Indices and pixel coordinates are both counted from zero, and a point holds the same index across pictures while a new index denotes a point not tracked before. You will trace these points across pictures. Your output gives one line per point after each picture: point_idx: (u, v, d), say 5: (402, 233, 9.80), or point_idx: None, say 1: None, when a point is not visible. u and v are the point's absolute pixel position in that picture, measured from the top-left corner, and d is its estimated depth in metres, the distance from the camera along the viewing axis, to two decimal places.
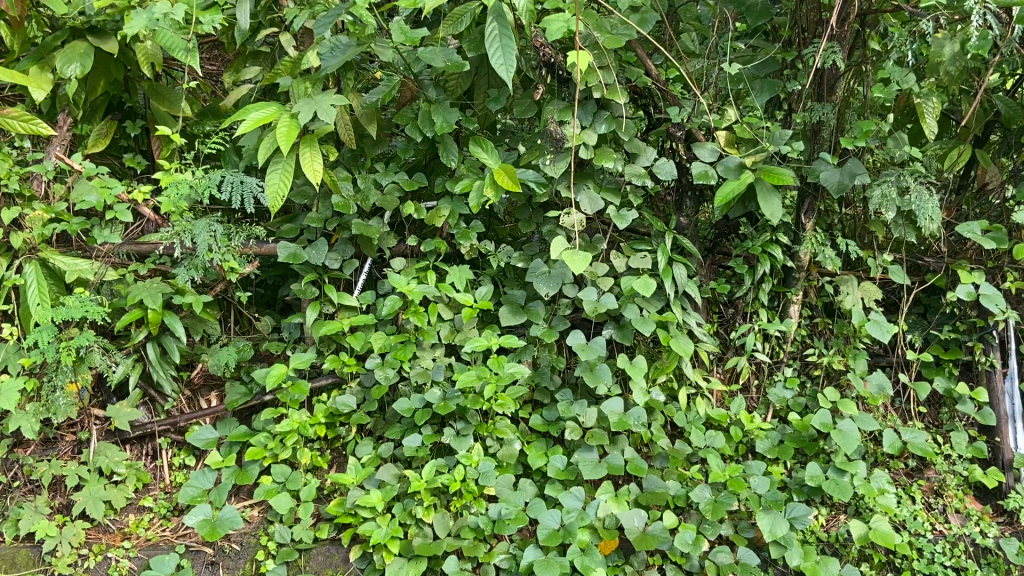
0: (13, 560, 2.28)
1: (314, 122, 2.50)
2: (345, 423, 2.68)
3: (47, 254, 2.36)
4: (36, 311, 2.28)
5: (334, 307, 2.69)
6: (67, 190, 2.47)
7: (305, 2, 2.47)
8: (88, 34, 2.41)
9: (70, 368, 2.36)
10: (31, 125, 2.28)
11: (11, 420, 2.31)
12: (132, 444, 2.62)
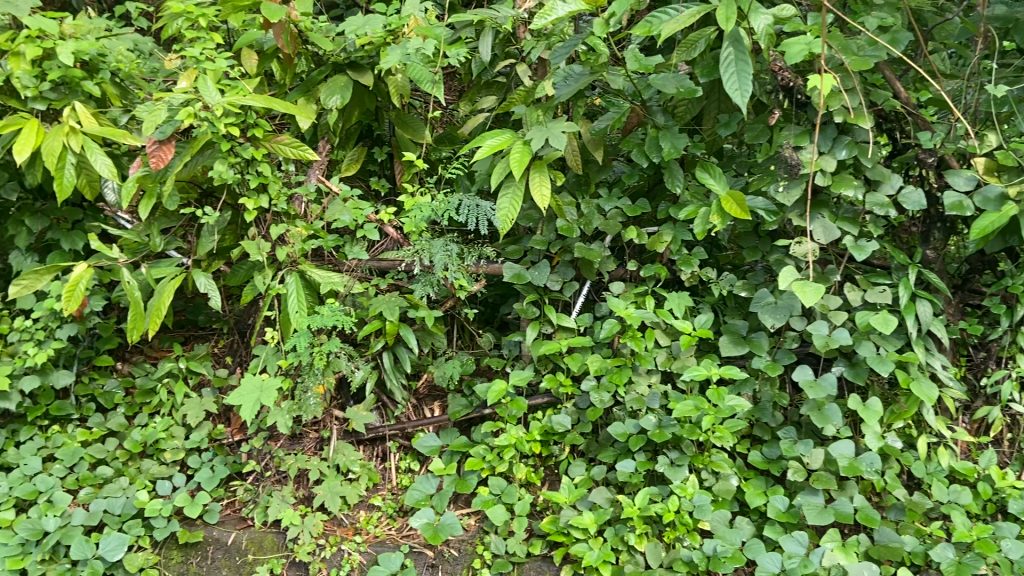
0: (262, 544, 2.48)
1: (545, 148, 2.58)
2: (558, 442, 2.72)
3: (306, 267, 2.60)
4: (294, 319, 2.52)
5: (552, 328, 2.73)
6: (323, 210, 2.71)
7: (542, 33, 2.57)
8: (348, 69, 2.65)
9: (320, 371, 2.59)
10: (299, 150, 2.54)
11: (270, 415, 2.56)
12: (365, 445, 2.82)
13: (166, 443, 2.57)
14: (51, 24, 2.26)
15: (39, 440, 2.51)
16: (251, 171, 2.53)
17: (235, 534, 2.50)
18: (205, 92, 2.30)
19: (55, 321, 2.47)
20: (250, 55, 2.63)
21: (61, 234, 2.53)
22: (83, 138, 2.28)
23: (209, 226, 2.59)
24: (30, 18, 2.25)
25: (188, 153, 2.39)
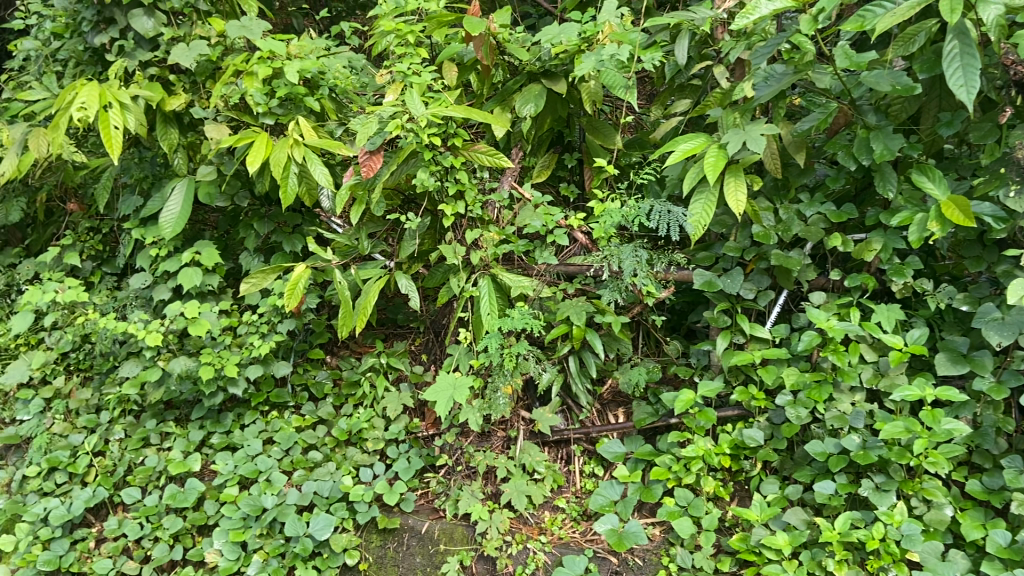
0: (452, 535, 2.57)
1: (741, 152, 2.48)
2: (749, 457, 2.61)
3: (498, 271, 2.64)
4: (486, 320, 2.57)
5: (745, 338, 2.63)
6: (514, 215, 2.77)
7: (742, 34, 2.48)
8: (542, 77, 2.68)
9: (510, 372, 2.65)
10: (494, 158, 2.57)
11: (462, 413, 2.66)
12: (550, 447, 2.86)
13: (369, 433, 2.74)
14: (280, 45, 2.45)
15: (259, 424, 2.74)
16: (450, 179, 2.62)
17: (429, 523, 2.62)
18: (411, 105, 2.39)
19: (277, 317, 2.68)
20: (451, 67, 2.71)
21: (283, 236, 2.75)
22: (305, 150, 2.43)
23: (411, 231, 2.72)
24: (264, 41, 2.46)
25: (393, 163, 2.51)
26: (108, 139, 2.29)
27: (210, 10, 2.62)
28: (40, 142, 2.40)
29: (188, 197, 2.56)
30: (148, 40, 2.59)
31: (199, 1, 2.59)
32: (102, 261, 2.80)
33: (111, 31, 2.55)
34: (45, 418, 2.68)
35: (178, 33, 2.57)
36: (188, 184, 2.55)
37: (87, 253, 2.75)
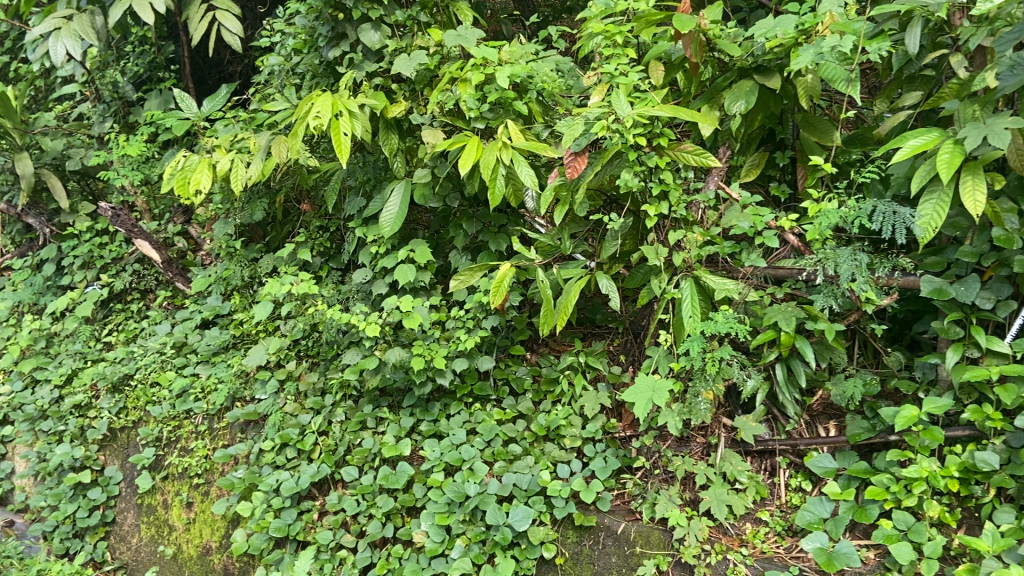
0: (648, 538, 2.54)
1: (980, 148, 2.20)
2: (982, 482, 2.35)
3: (701, 273, 2.57)
4: (688, 323, 2.50)
5: (979, 352, 2.39)
6: (719, 216, 2.69)
7: (985, 18, 2.23)
8: (754, 73, 2.56)
9: (712, 377, 2.58)
10: (702, 157, 2.47)
11: (661, 415, 2.62)
12: (753, 457, 2.74)
13: (567, 430, 2.76)
14: (492, 53, 2.53)
15: (464, 415, 2.85)
16: (654, 179, 2.56)
17: (625, 525, 2.60)
18: (618, 106, 2.39)
19: (483, 313, 2.79)
20: (657, 66, 2.67)
21: (489, 236, 2.84)
22: (513, 151, 2.49)
23: (614, 231, 2.68)
24: (477, 48, 2.55)
25: (599, 164, 2.51)
26: (338, 145, 2.47)
27: (429, 21, 2.75)
28: (280, 148, 2.61)
29: (405, 198, 2.71)
30: (374, 52, 2.78)
31: (420, 13, 2.73)
32: (329, 257, 3.04)
33: (343, 45, 2.77)
34: (279, 398, 2.89)
35: (400, 45, 2.72)
36: (405, 186, 2.69)
37: (317, 250, 3.01)
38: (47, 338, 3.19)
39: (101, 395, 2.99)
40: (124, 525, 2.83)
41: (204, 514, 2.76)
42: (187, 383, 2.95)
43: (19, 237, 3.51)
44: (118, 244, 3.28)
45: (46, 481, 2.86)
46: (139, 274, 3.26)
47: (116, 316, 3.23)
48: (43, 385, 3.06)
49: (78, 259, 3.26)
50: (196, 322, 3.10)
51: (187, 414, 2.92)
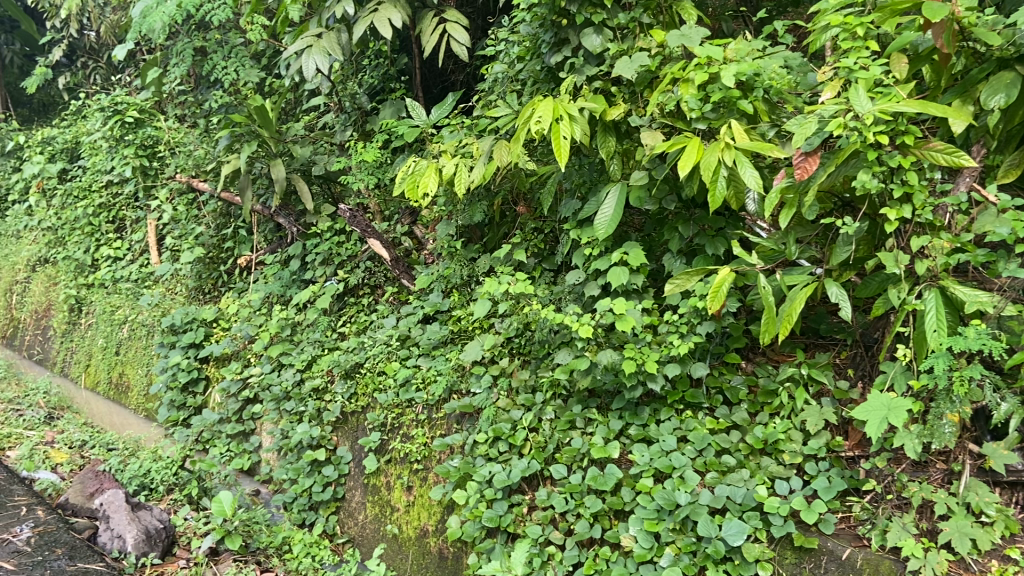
0: (878, 568, 2.33)
1: None
2: None
3: (948, 283, 2.31)
4: (931, 339, 2.25)
5: None
6: (971, 221, 2.44)
7: None
8: (1017, 64, 2.27)
9: (959, 399, 2.34)
10: (954, 156, 2.21)
11: (897, 437, 2.42)
12: (1004, 488, 2.44)
13: (786, 445, 2.61)
14: (718, 51, 2.46)
15: (675, 421, 2.76)
16: (896, 180, 2.35)
17: (850, 550, 2.40)
18: (857, 102, 2.22)
19: (697, 318, 2.70)
20: (901, 59, 2.47)
21: (707, 240, 2.77)
22: (737, 152, 2.37)
23: (847, 236, 2.51)
24: (703, 48, 2.48)
25: (832, 164, 2.33)
26: (558, 148, 2.52)
27: (652, 22, 2.72)
28: (502, 153, 2.73)
29: (620, 200, 2.69)
30: (595, 56, 2.81)
31: (643, 14, 2.71)
32: (542, 258, 3.09)
33: (565, 50, 2.81)
34: (492, 393, 2.98)
35: (621, 48, 2.72)
36: (621, 188, 2.67)
37: (532, 251, 3.08)
38: (291, 326, 3.45)
39: (335, 380, 3.23)
40: (352, 501, 3.07)
41: (422, 498, 2.93)
42: (410, 374, 3.12)
43: (270, 235, 3.87)
44: (354, 242, 3.51)
45: (288, 456, 3.15)
46: (370, 270, 3.48)
47: (349, 309, 3.46)
48: (287, 367, 3.33)
49: (319, 255, 3.56)
50: (418, 317, 3.25)
51: (409, 403, 3.09)
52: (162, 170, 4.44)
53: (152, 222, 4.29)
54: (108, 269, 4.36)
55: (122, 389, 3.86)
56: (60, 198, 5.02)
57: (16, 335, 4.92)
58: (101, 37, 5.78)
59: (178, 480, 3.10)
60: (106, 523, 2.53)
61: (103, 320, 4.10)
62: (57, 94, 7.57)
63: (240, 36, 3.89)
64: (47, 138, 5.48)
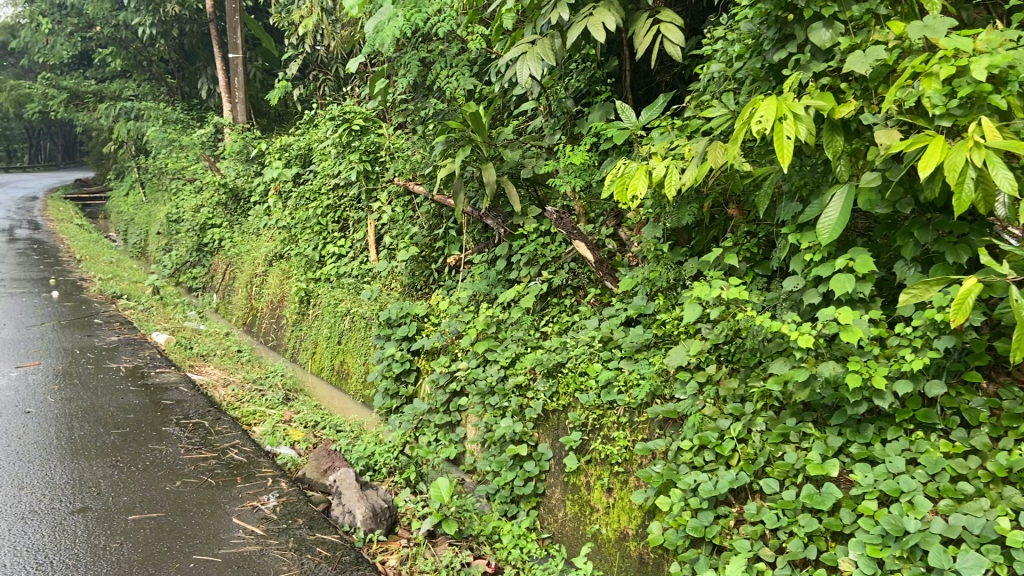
0: None
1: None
2: None
3: None
4: None
5: None
6: None
7: None
8: None
9: None
10: None
11: None
12: None
13: None
14: (968, 42, 2.22)
15: (903, 442, 2.44)
16: None
17: None
18: None
19: (934, 331, 2.44)
20: None
21: (947, 247, 2.51)
22: (987, 152, 2.10)
23: None
24: (950, 39, 2.26)
25: None
26: (781, 150, 2.38)
27: (890, 13, 2.53)
28: (718, 155, 2.63)
29: (847, 204, 2.52)
30: (823, 51, 2.66)
31: (880, 5, 2.54)
32: (754, 263, 2.97)
33: (791, 46, 2.70)
34: (698, 399, 2.85)
35: (853, 42, 2.55)
36: (849, 191, 2.51)
37: (744, 255, 2.97)
38: (496, 323, 3.56)
39: (538, 378, 3.26)
40: (552, 498, 3.10)
41: (623, 500, 2.89)
42: (612, 376, 3.07)
43: (478, 236, 4.02)
44: (559, 243, 3.55)
45: (491, 449, 3.27)
46: (574, 271, 3.51)
47: (551, 309, 3.51)
48: (492, 363, 3.42)
49: (525, 256, 3.65)
50: (621, 320, 3.22)
51: (610, 405, 3.04)
52: (383, 174, 4.71)
53: (372, 222, 4.61)
54: (332, 265, 4.76)
55: (343, 375, 4.18)
56: (294, 200, 5.57)
57: (254, 322, 5.43)
58: (332, 53, 6.33)
59: (398, 464, 3.29)
60: (339, 499, 2.77)
61: (328, 312, 4.47)
62: (295, 107, 8.41)
63: (459, 46, 4.05)
64: (285, 145, 6.09)
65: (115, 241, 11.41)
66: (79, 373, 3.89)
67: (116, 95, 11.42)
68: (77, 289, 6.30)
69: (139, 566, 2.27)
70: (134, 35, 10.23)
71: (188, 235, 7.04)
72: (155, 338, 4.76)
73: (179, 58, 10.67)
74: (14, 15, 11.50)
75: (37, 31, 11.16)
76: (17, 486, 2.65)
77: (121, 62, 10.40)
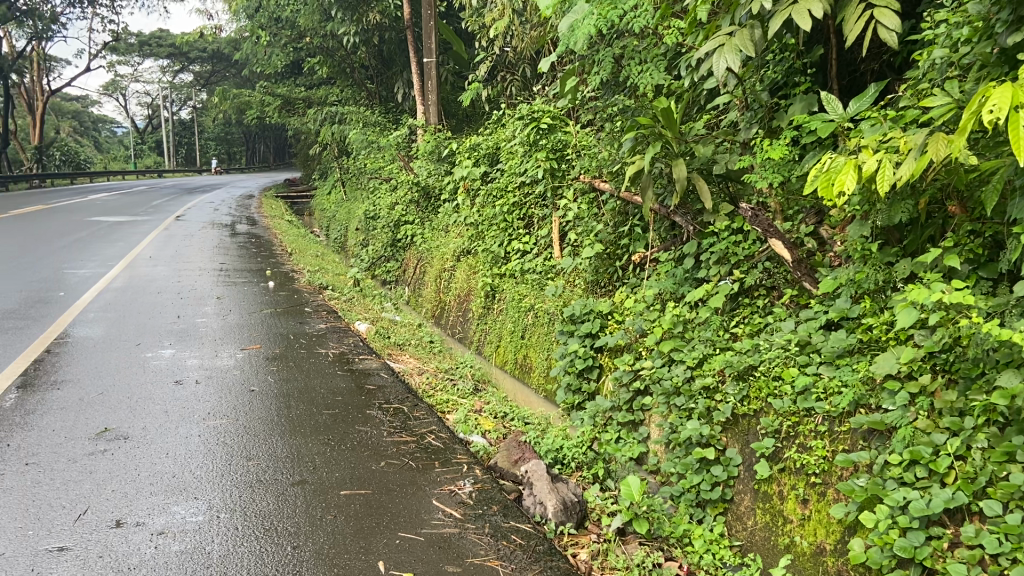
0: None
1: None
2: None
3: None
4: None
5: None
6: None
7: None
8: None
9: None
10: None
11: None
12: None
13: None
14: None
15: None
16: None
17: None
18: None
19: None
20: None
21: None
22: None
23: None
24: None
25: None
26: (1014, 141, 1.98)
27: None
28: (940, 147, 2.34)
29: None
30: None
31: None
32: (978, 265, 2.69)
33: None
34: (909, 412, 2.45)
35: None
36: None
37: (966, 256, 2.68)
38: (683, 323, 3.50)
39: (727, 381, 3.09)
40: (741, 505, 2.81)
41: (820, 513, 2.52)
42: (810, 382, 2.80)
43: (664, 233, 3.99)
44: (752, 242, 3.47)
45: (677, 451, 3.09)
46: (768, 271, 3.40)
47: (742, 310, 3.41)
48: (678, 363, 3.33)
49: (715, 255, 3.58)
50: (820, 323, 3.02)
51: (808, 413, 2.75)
52: (568, 171, 4.88)
53: (556, 218, 4.73)
54: (518, 261, 4.91)
55: (526, 368, 4.27)
56: (482, 198, 5.85)
57: (441, 314, 5.67)
58: (520, 53, 6.51)
59: (586, 459, 3.38)
60: (530, 489, 2.86)
61: (512, 306, 4.58)
62: (487, 109, 8.77)
63: (653, 42, 4.03)
64: (475, 145, 6.37)
65: (319, 234, 12.44)
66: (293, 356, 4.25)
67: (324, 99, 12.63)
68: (290, 279, 6.93)
69: (352, 538, 2.44)
70: (339, 43, 11.20)
71: (383, 231, 7.52)
72: (358, 327, 5.12)
73: (379, 64, 11.41)
74: (236, 31, 12.86)
75: (255, 45, 12.40)
76: (246, 457, 2.93)
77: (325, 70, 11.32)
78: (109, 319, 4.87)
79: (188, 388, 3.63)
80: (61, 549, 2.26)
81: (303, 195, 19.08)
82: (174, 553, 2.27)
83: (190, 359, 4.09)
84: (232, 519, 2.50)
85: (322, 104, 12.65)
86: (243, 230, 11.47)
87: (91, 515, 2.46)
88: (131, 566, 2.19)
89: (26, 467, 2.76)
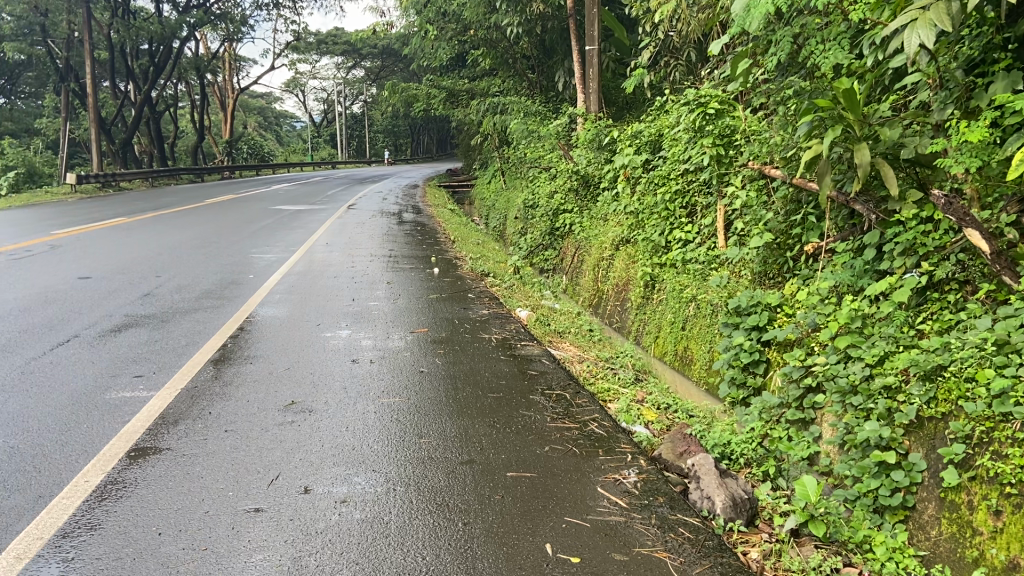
0: None
1: None
2: None
3: None
4: None
5: None
6: None
7: None
8: None
9: None
10: None
11: None
12: None
13: None
14: None
15: None
16: None
17: None
18: None
19: None
20: None
21: None
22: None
23: None
24: None
25: None
26: None
27: None
28: None
29: None
30: None
31: None
32: None
33: None
34: None
35: None
36: None
37: None
38: (862, 318, 3.30)
39: (912, 381, 2.86)
40: (925, 513, 2.60)
41: (1016, 526, 2.28)
42: (1009, 384, 2.51)
43: (842, 222, 3.75)
44: (943, 232, 3.18)
45: (852, 452, 2.90)
46: (962, 263, 3.10)
47: (930, 305, 3.15)
48: (856, 360, 3.13)
49: (899, 246, 3.34)
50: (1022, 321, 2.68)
51: (1005, 418, 2.47)
52: (736, 157, 4.72)
53: (722, 206, 4.60)
54: (679, 251, 4.83)
55: (687, 360, 4.19)
56: (642, 186, 5.79)
57: (598, 304, 5.68)
58: (686, 36, 6.34)
59: (755, 456, 3.28)
60: (698, 483, 2.81)
61: (673, 297, 4.52)
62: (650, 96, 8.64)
63: (836, 20, 3.82)
64: (637, 133, 6.31)
65: (476, 223, 12.80)
66: (459, 340, 4.39)
67: (485, 90, 12.95)
68: (452, 265, 7.18)
69: (519, 519, 2.48)
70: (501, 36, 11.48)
71: (542, 219, 7.62)
72: (519, 313, 5.22)
73: (540, 54, 11.58)
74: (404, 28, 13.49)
75: (422, 39, 12.92)
76: (418, 435, 3.06)
77: (487, 61, 11.62)
78: (292, 300, 5.26)
79: (362, 366, 3.84)
80: (257, 510, 2.45)
81: (462, 183, 19.68)
82: (356, 522, 2.41)
83: (365, 339, 4.33)
84: (408, 492, 2.62)
85: (484, 95, 13.03)
86: (408, 218, 12.04)
87: (283, 481, 2.65)
88: (318, 531, 2.35)
89: (225, 433, 3.02)
